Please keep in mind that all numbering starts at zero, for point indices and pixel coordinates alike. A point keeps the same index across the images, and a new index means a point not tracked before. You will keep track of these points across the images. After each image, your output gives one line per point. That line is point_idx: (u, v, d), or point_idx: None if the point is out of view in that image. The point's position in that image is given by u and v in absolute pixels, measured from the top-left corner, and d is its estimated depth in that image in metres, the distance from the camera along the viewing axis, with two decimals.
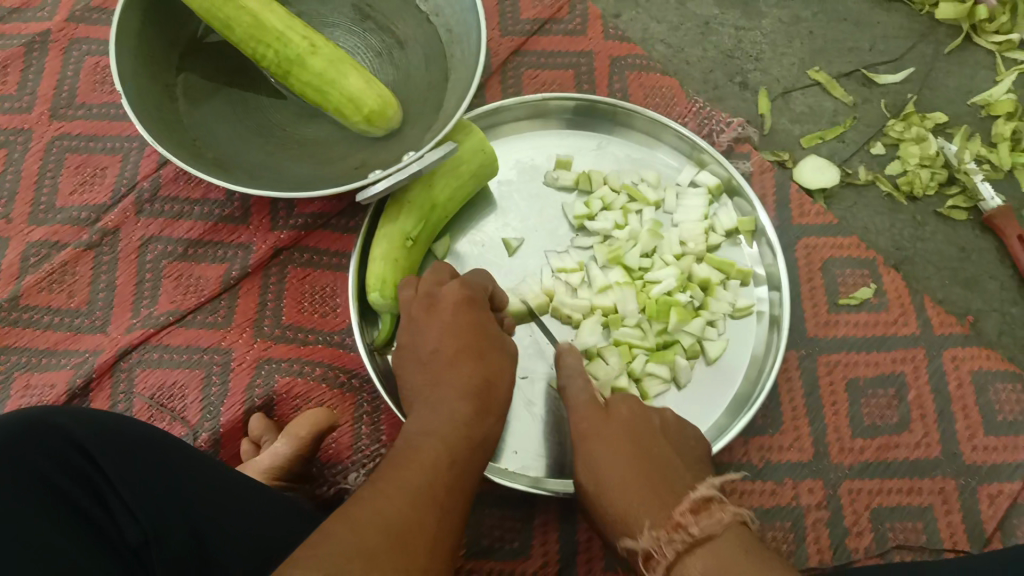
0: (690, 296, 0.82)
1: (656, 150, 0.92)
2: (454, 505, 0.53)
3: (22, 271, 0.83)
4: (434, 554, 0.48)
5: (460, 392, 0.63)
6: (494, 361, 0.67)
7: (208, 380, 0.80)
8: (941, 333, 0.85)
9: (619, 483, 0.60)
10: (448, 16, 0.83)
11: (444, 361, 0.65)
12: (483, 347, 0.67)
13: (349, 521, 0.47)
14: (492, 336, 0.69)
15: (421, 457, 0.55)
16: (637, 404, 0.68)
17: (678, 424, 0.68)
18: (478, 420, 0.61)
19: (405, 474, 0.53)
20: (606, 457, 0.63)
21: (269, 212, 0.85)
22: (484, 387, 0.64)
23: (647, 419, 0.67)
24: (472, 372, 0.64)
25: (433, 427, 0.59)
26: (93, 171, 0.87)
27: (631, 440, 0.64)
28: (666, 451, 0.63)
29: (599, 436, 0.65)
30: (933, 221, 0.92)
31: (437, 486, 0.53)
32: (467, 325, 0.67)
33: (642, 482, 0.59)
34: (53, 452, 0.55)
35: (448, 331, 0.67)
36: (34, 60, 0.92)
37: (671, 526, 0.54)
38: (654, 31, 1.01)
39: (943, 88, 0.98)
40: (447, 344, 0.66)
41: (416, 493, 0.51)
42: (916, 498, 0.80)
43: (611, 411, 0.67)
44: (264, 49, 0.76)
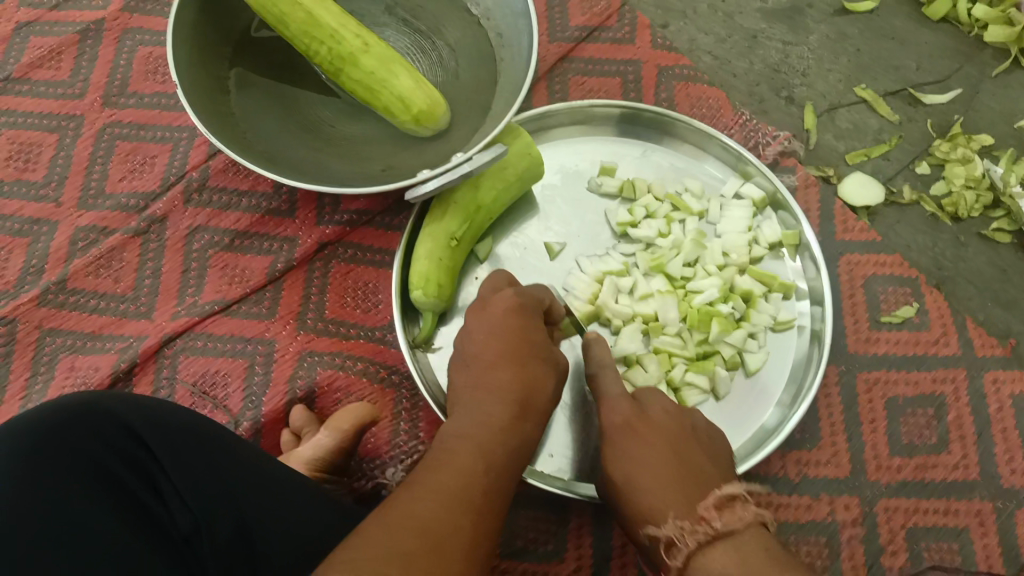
0: (731, 307, 0.82)
1: (703, 161, 0.91)
2: (492, 510, 0.52)
3: (70, 255, 0.84)
4: (470, 557, 0.47)
5: (499, 393, 0.62)
6: (537, 366, 0.66)
7: (251, 369, 0.80)
8: (983, 355, 0.85)
9: (648, 471, 0.60)
10: (498, 20, 0.84)
11: (486, 364, 0.65)
12: (525, 355, 0.66)
13: (386, 523, 0.47)
14: (537, 341, 0.68)
15: (459, 460, 0.55)
16: (671, 405, 0.67)
17: (709, 427, 0.68)
18: (515, 424, 0.61)
19: (443, 477, 0.52)
20: (634, 448, 0.63)
21: (316, 208, 0.85)
22: (526, 392, 0.63)
23: (680, 420, 0.66)
24: (514, 375, 0.64)
25: (474, 429, 0.59)
26: (143, 159, 0.88)
27: (664, 437, 0.63)
28: (697, 451, 0.63)
29: (632, 429, 0.65)
30: (976, 242, 0.91)
31: (475, 490, 0.52)
32: (512, 329, 0.67)
33: (670, 478, 0.59)
34: (103, 437, 0.56)
35: (494, 336, 0.67)
36: (89, 48, 0.93)
37: (694, 519, 0.54)
38: (701, 42, 1.01)
39: (990, 110, 0.98)
40: (491, 347, 0.66)
41: (453, 497, 0.50)
42: (952, 519, 0.79)
43: (647, 413, 0.66)
44: (318, 45, 0.77)
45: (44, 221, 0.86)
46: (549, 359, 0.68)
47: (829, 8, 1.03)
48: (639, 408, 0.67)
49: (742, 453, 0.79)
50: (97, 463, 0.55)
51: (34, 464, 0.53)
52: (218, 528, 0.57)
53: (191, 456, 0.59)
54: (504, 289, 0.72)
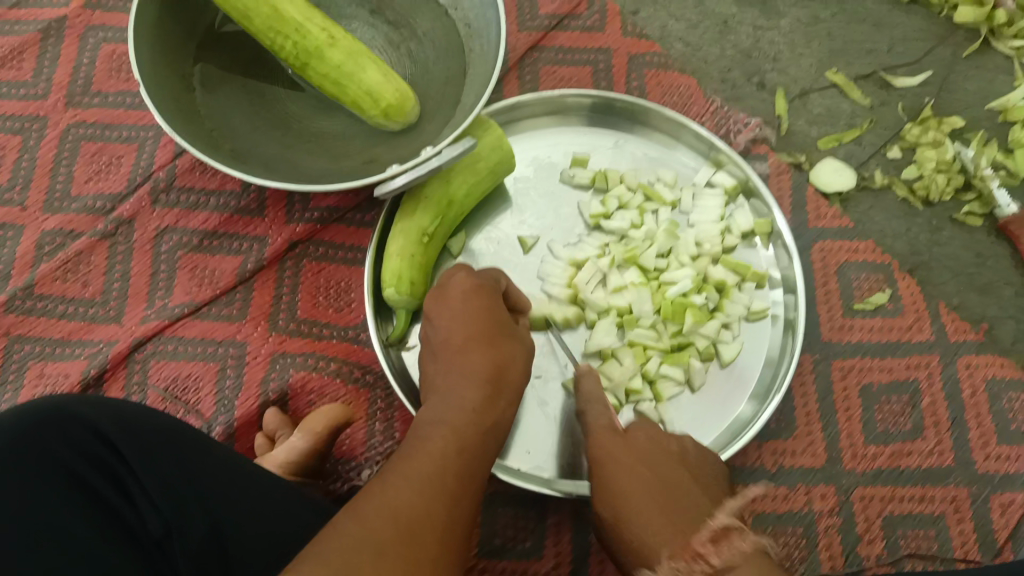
0: (705, 298, 0.82)
1: (675, 150, 0.91)
2: (466, 494, 0.52)
3: (37, 260, 0.83)
4: (445, 544, 0.47)
5: (470, 375, 0.62)
6: (508, 346, 0.66)
7: (222, 372, 0.80)
8: (956, 340, 0.85)
9: (637, 505, 0.57)
10: (466, 10, 0.82)
11: (456, 347, 0.65)
12: (495, 334, 0.66)
13: (358, 513, 0.46)
14: (503, 319, 0.68)
15: (429, 446, 0.54)
16: (655, 431, 0.65)
17: (697, 450, 0.66)
18: (490, 404, 0.60)
19: (414, 464, 0.52)
20: (621, 482, 0.60)
21: (285, 206, 0.84)
22: (498, 371, 0.63)
23: (664, 445, 0.64)
24: (483, 358, 0.63)
25: (446, 414, 0.58)
26: (108, 161, 0.87)
27: (651, 465, 0.61)
28: (684, 473, 0.61)
29: (618, 461, 0.62)
30: (950, 227, 0.91)
31: (448, 474, 0.52)
32: (481, 309, 0.67)
33: (663, 510, 0.56)
34: (69, 440, 0.56)
35: (459, 317, 0.66)
36: (50, 46, 0.91)
37: (689, 555, 0.51)
38: (672, 29, 1.00)
39: (961, 92, 0.98)
40: (458, 331, 0.65)
41: (427, 484, 0.50)
42: (928, 506, 0.80)
43: (630, 440, 0.64)
44: (281, 40, 0.75)
45: (8, 226, 0.84)
46: (520, 338, 0.68)
47: None
48: (622, 435, 0.65)
49: (719, 444, 0.79)
50: (64, 468, 0.54)
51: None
52: (191, 531, 0.57)
53: (163, 458, 0.58)
54: (457, 272, 0.71)
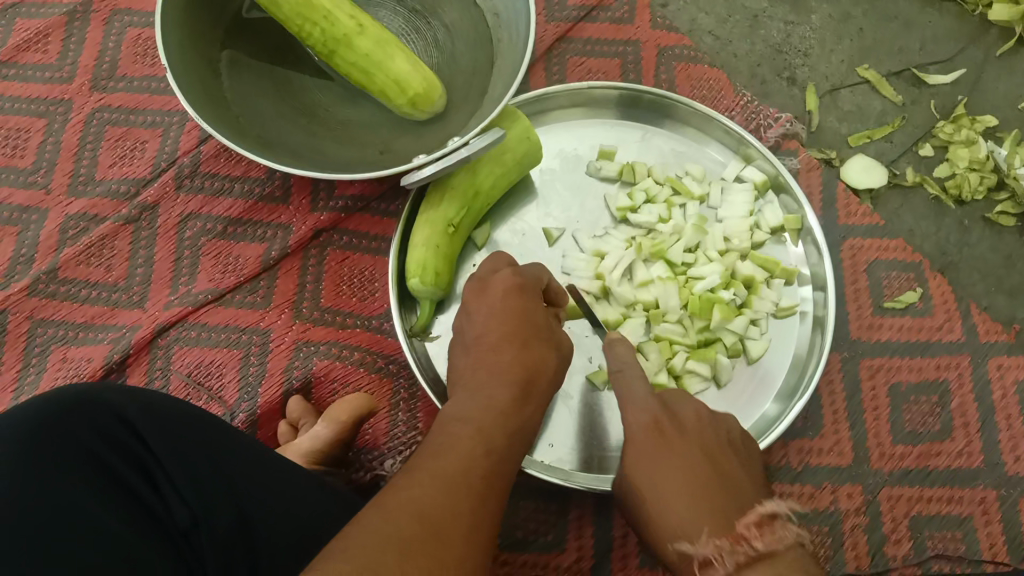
0: (733, 294, 0.81)
1: (704, 145, 0.90)
2: (492, 496, 0.51)
3: (60, 243, 0.83)
4: (470, 544, 0.46)
5: (500, 375, 0.61)
6: (540, 348, 0.65)
7: (246, 359, 0.79)
8: (987, 341, 0.84)
9: (676, 480, 0.57)
10: (494, 0, 0.81)
11: (487, 346, 0.64)
12: (527, 335, 0.65)
13: (382, 511, 0.46)
14: (537, 320, 0.67)
15: (457, 445, 0.53)
16: (705, 409, 0.65)
17: (743, 438, 0.65)
18: (517, 407, 0.60)
19: (440, 462, 0.51)
20: (662, 455, 0.60)
21: (310, 193, 0.84)
22: (528, 372, 0.63)
23: (713, 427, 0.63)
24: (514, 358, 0.63)
25: (474, 411, 0.58)
26: (133, 146, 0.86)
27: (697, 446, 0.60)
28: (727, 459, 0.60)
29: (661, 430, 0.62)
30: (980, 226, 0.90)
31: (474, 473, 0.51)
32: (514, 309, 0.66)
33: (702, 490, 0.55)
34: (96, 426, 0.55)
35: (494, 315, 0.66)
36: (76, 30, 0.91)
37: (732, 536, 0.51)
38: (701, 22, 0.99)
39: (995, 90, 0.96)
40: (491, 328, 0.65)
41: (451, 481, 0.49)
42: (956, 508, 0.78)
43: (676, 415, 0.64)
44: (309, 26, 0.74)
45: (32, 209, 0.84)
46: (553, 340, 0.67)
47: None
48: (668, 408, 0.65)
49: None
50: (90, 452, 0.54)
51: (25, 450, 0.52)
52: (218, 520, 0.56)
53: (188, 449, 0.58)
54: (500, 268, 0.71)
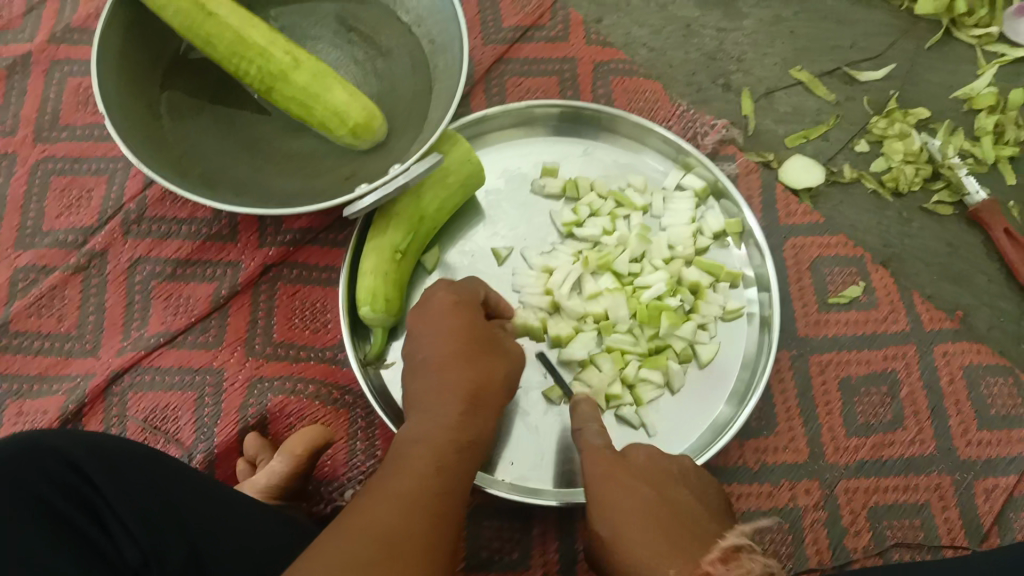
0: (680, 300, 0.82)
1: (643, 154, 0.92)
2: (447, 510, 0.52)
3: (11, 297, 0.83)
4: (432, 562, 0.47)
5: (448, 392, 0.62)
6: (488, 361, 0.66)
7: (201, 401, 0.80)
8: (932, 329, 0.86)
9: (632, 515, 0.56)
10: (430, 28, 0.84)
11: (435, 363, 0.64)
12: (474, 350, 0.65)
13: (346, 534, 0.47)
14: (484, 333, 0.68)
15: (409, 467, 0.54)
16: (654, 452, 0.65)
17: (695, 477, 0.65)
18: (467, 423, 0.61)
19: (395, 486, 0.52)
20: (618, 497, 0.58)
21: (257, 230, 0.85)
22: (477, 386, 0.63)
23: (666, 464, 0.64)
24: (463, 372, 0.63)
25: (425, 432, 0.59)
26: (79, 194, 0.87)
27: (649, 484, 0.60)
28: (683, 495, 0.60)
29: (611, 474, 0.61)
30: (919, 217, 0.92)
31: (432, 493, 0.53)
32: (457, 326, 0.66)
33: (661, 523, 0.55)
34: (47, 474, 0.55)
35: (440, 336, 0.66)
36: (16, 83, 0.92)
37: (699, 572, 0.50)
38: (636, 35, 1.01)
39: (925, 83, 0.99)
40: (439, 347, 0.65)
41: (410, 504, 0.51)
42: (911, 495, 0.80)
43: (629, 459, 0.64)
44: (247, 64, 0.76)
45: None
46: (499, 350, 0.68)
47: None
48: (621, 456, 0.64)
49: (703, 443, 0.79)
50: (42, 501, 0.54)
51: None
52: (169, 559, 0.57)
53: (138, 489, 0.59)
54: (438, 288, 0.71)
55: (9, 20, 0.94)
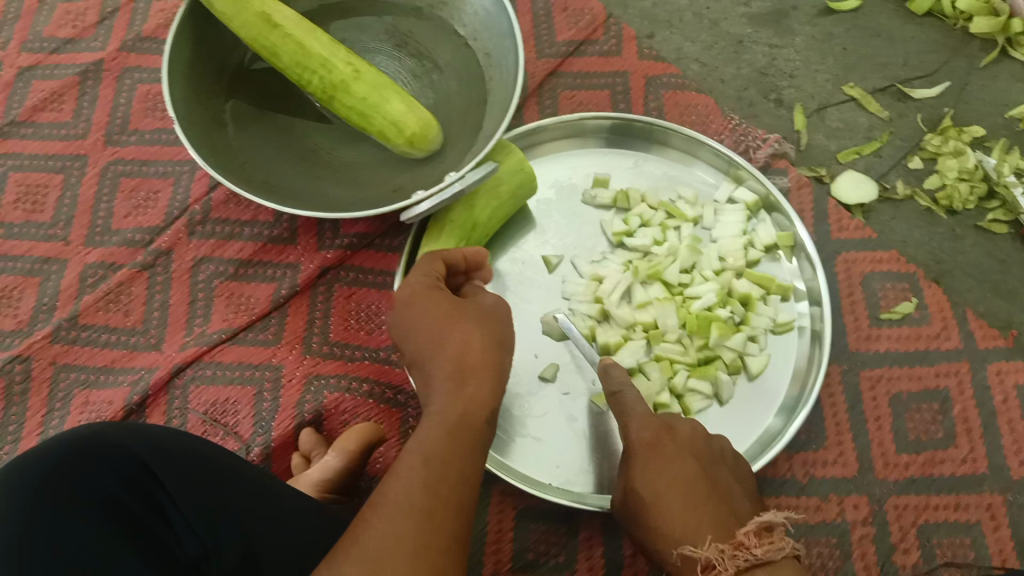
0: (730, 311, 0.83)
1: (693, 166, 0.93)
2: (456, 506, 0.51)
3: (80, 292, 0.86)
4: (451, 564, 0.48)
5: (447, 378, 0.60)
6: (478, 335, 0.63)
7: (259, 396, 0.82)
8: (985, 347, 0.85)
9: (675, 480, 0.60)
10: (485, 41, 0.85)
11: (431, 349, 0.63)
12: (459, 328, 0.63)
13: (358, 551, 0.47)
14: (472, 308, 0.65)
15: (416, 462, 0.54)
16: (699, 427, 0.67)
17: (737, 456, 0.67)
18: (469, 404, 0.59)
19: (404, 483, 0.52)
20: (663, 464, 0.62)
21: (316, 233, 0.87)
22: (470, 366, 0.61)
23: (706, 442, 0.65)
24: (455, 355, 0.61)
25: (432, 420, 0.58)
26: (147, 196, 0.90)
27: (692, 454, 0.63)
28: (723, 473, 0.63)
29: (654, 442, 0.64)
30: (973, 234, 0.91)
31: (439, 492, 0.51)
32: (437, 302, 0.64)
33: (701, 499, 0.59)
34: (110, 468, 0.57)
35: (430, 319, 0.64)
36: (89, 88, 0.95)
37: (733, 543, 0.54)
38: (688, 50, 1.02)
39: (980, 101, 0.99)
40: (431, 332, 0.63)
41: (423, 506, 0.50)
42: (963, 514, 0.79)
43: (675, 433, 0.65)
44: (310, 75, 0.78)
45: (52, 260, 0.88)
46: (485, 317, 0.65)
47: (814, 10, 1.05)
48: (667, 427, 0.65)
49: (752, 453, 0.79)
50: (107, 492, 0.55)
51: (40, 490, 0.53)
52: (226, 553, 0.58)
53: (194, 488, 0.61)
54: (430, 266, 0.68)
55: (85, 29, 0.99)
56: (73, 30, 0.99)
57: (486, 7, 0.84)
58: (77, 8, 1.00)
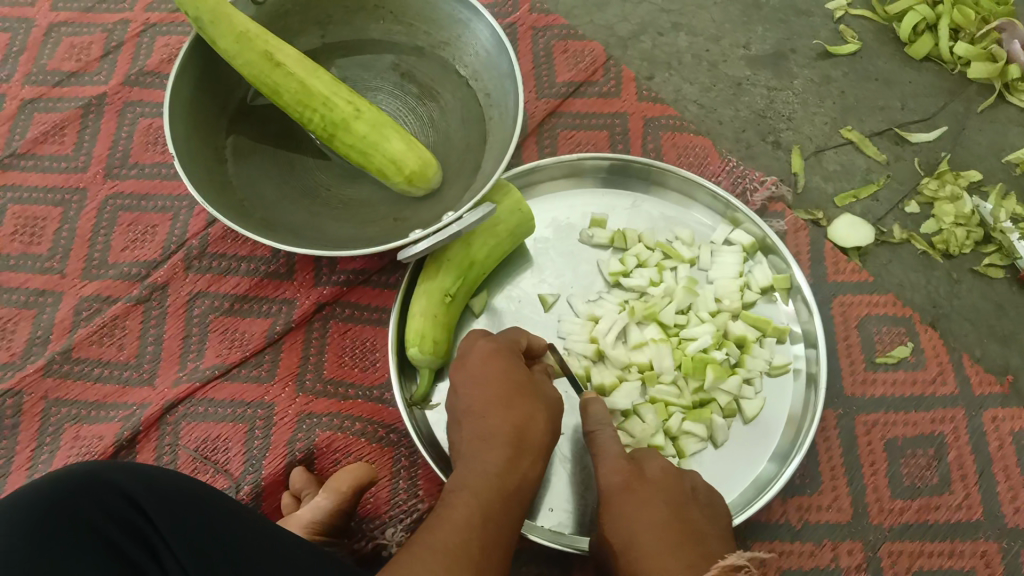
0: (726, 353, 0.82)
1: (690, 209, 0.93)
2: (491, 562, 0.54)
3: (74, 325, 0.86)
4: None
5: (491, 440, 0.65)
6: (528, 406, 0.68)
7: (251, 433, 0.81)
8: (981, 393, 0.85)
9: (643, 529, 0.60)
10: (486, 81, 0.86)
11: (477, 414, 0.67)
12: (512, 396, 0.68)
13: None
14: (524, 379, 0.70)
15: (453, 514, 0.56)
16: (670, 465, 0.68)
17: (708, 490, 0.68)
18: (512, 467, 0.63)
19: (440, 534, 0.54)
20: (631, 510, 0.62)
21: (313, 269, 0.87)
22: (518, 432, 0.65)
23: (679, 481, 0.66)
24: (502, 420, 0.66)
25: (471, 478, 0.61)
26: (144, 230, 0.90)
27: (664, 497, 0.63)
28: (696, 513, 0.63)
29: (627, 488, 0.65)
30: (969, 278, 0.91)
31: (474, 544, 0.54)
32: (499, 373, 0.69)
33: (670, 537, 0.58)
34: (104, 506, 0.57)
35: (480, 384, 0.69)
36: (91, 122, 0.96)
37: None
38: (687, 92, 1.03)
39: (977, 146, 0.99)
40: (478, 397, 0.68)
41: (452, 551, 0.52)
42: (958, 561, 0.78)
43: (644, 473, 0.66)
44: (310, 113, 0.78)
45: (48, 292, 0.88)
46: (538, 393, 0.70)
47: (813, 53, 1.06)
48: (636, 466, 0.67)
49: (746, 498, 0.79)
50: (98, 531, 0.56)
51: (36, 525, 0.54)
52: None
53: (192, 523, 0.59)
54: (479, 340, 0.74)
55: (88, 63, 1.00)
56: (77, 63, 1.00)
57: (487, 48, 0.84)
58: (81, 42, 1.01)
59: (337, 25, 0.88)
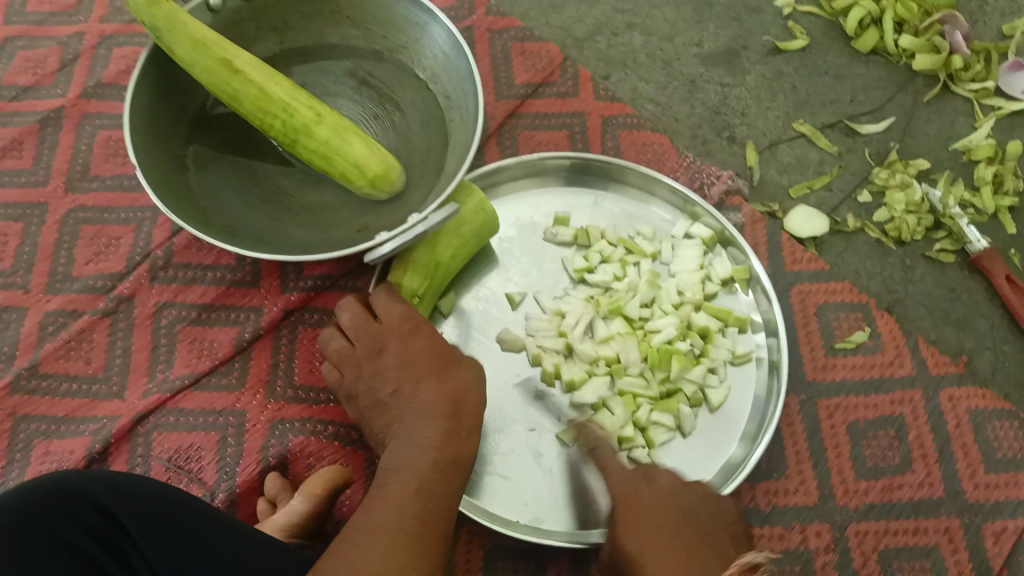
0: (690, 344, 0.85)
1: (649, 204, 0.95)
2: (430, 535, 0.56)
3: (40, 340, 0.85)
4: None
5: (424, 416, 0.65)
6: (456, 377, 0.68)
7: (224, 441, 0.81)
8: (937, 373, 0.88)
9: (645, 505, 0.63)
10: (444, 83, 0.87)
11: (404, 391, 0.68)
12: (440, 370, 0.68)
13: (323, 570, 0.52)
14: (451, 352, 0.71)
15: (390, 495, 0.58)
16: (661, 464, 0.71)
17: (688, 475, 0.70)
18: (447, 439, 0.64)
19: (376, 515, 0.56)
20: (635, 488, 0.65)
21: (279, 276, 0.88)
22: (452, 404, 0.66)
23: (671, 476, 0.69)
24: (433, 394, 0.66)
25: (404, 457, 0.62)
26: (108, 242, 0.90)
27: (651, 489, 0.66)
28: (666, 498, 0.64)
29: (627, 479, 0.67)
30: (922, 264, 0.94)
31: (409, 521, 0.56)
32: (423, 348, 0.70)
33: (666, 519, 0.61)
34: (75, 516, 0.57)
35: (406, 361, 0.69)
36: (49, 135, 0.95)
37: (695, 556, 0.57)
38: (643, 91, 1.05)
39: (925, 135, 1.02)
40: (404, 374, 0.69)
41: (390, 531, 0.55)
42: (922, 537, 0.81)
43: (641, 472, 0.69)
44: (271, 119, 0.78)
45: (12, 308, 0.87)
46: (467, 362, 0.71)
47: (764, 49, 1.09)
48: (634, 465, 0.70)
49: (720, 479, 0.80)
50: (70, 544, 0.55)
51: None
52: None
53: (165, 527, 0.60)
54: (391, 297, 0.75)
55: (44, 77, 0.99)
56: (32, 76, 0.99)
57: (444, 50, 0.86)
58: (35, 56, 1.00)
59: (294, 31, 0.88)
